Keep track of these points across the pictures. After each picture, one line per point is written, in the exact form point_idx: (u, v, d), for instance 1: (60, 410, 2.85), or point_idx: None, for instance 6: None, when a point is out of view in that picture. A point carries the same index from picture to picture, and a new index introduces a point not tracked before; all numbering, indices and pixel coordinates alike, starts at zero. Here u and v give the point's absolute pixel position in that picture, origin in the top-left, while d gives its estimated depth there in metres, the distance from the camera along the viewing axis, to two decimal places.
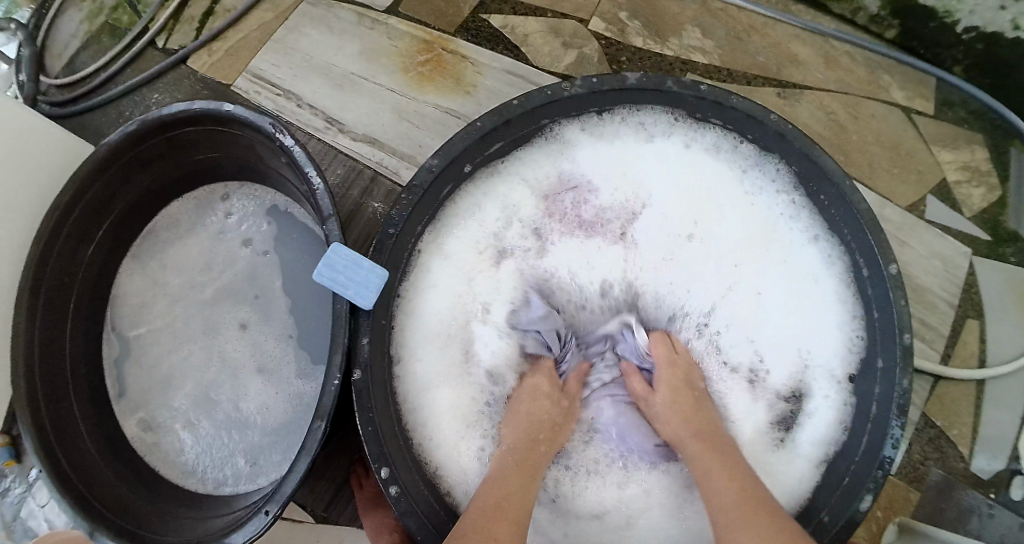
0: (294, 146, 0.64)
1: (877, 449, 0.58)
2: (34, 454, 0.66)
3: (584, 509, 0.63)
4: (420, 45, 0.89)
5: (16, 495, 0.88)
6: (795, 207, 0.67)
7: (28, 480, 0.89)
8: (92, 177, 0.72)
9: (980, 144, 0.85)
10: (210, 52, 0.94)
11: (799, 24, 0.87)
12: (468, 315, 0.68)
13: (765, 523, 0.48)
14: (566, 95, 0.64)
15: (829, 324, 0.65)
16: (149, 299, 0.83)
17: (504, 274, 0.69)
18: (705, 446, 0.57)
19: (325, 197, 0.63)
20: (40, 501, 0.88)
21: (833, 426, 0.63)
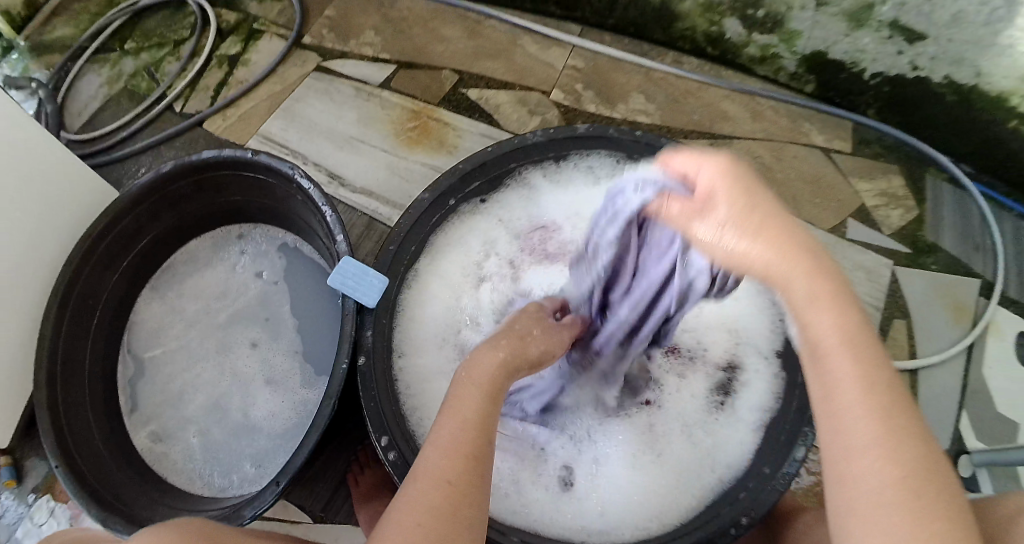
0: (310, 185, 0.76)
1: (806, 408, 0.67)
2: (51, 452, 0.72)
3: (559, 479, 0.71)
4: (409, 114, 1.02)
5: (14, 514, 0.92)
6: None
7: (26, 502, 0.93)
8: (123, 211, 0.82)
9: (895, 174, 0.98)
10: (224, 117, 1.06)
11: (728, 86, 1.01)
12: (454, 323, 0.77)
13: (892, 421, 0.38)
14: (530, 141, 0.77)
15: (757, 318, 0.76)
16: (165, 324, 0.91)
17: (485, 292, 0.80)
18: (838, 324, 0.41)
19: (337, 222, 0.74)
20: (37, 521, 0.91)
21: (760, 394, 0.72)
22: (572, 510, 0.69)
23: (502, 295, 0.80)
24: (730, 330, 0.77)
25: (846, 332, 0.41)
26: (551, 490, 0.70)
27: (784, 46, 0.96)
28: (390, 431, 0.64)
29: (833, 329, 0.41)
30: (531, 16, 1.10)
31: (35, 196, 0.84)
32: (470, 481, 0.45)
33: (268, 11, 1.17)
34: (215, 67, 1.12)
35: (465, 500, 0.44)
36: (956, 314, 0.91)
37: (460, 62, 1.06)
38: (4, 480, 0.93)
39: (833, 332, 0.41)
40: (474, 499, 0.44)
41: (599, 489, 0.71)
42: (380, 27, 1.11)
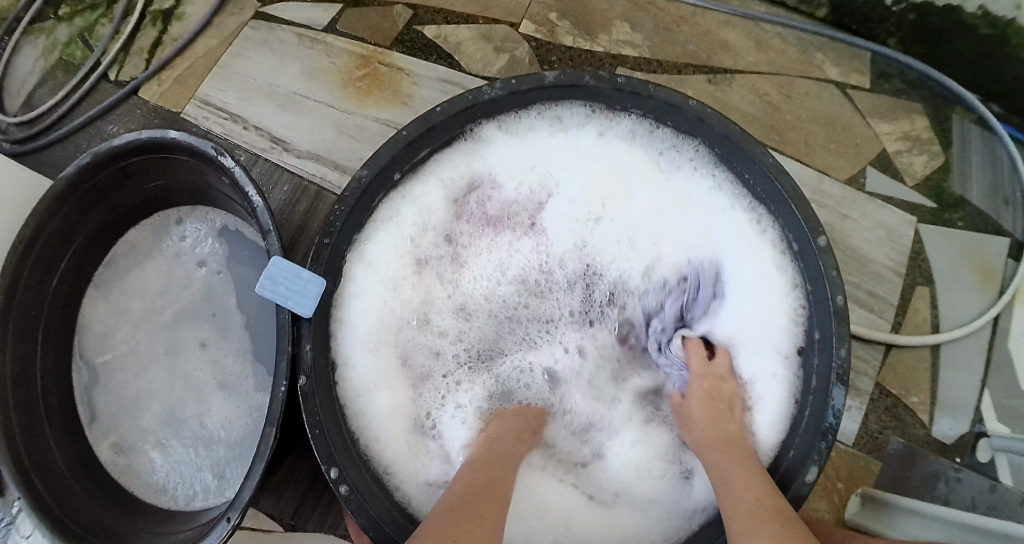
0: (235, 167, 0.67)
1: (824, 400, 0.59)
2: (14, 483, 0.68)
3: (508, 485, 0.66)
4: (358, 60, 0.88)
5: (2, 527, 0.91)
6: (719, 184, 0.68)
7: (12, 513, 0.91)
8: (49, 213, 0.74)
9: (919, 113, 0.84)
10: (160, 82, 0.94)
11: (728, 10, 0.87)
12: (408, 318, 0.69)
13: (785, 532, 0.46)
14: (487, 98, 0.65)
15: (752, 303, 0.67)
16: (114, 325, 0.85)
17: (427, 276, 0.70)
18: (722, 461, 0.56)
19: (266, 214, 0.65)
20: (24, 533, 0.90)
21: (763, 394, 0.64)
22: (564, 521, 0.65)
23: (450, 294, 0.71)
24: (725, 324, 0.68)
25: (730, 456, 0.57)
26: (541, 501, 0.65)
27: None
28: (338, 461, 0.58)
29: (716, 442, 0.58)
30: None
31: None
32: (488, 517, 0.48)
33: None
34: (149, 26, 1.00)
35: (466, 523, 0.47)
36: (981, 281, 0.81)
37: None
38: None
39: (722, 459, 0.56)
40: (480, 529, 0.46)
41: (583, 503, 0.66)
42: None
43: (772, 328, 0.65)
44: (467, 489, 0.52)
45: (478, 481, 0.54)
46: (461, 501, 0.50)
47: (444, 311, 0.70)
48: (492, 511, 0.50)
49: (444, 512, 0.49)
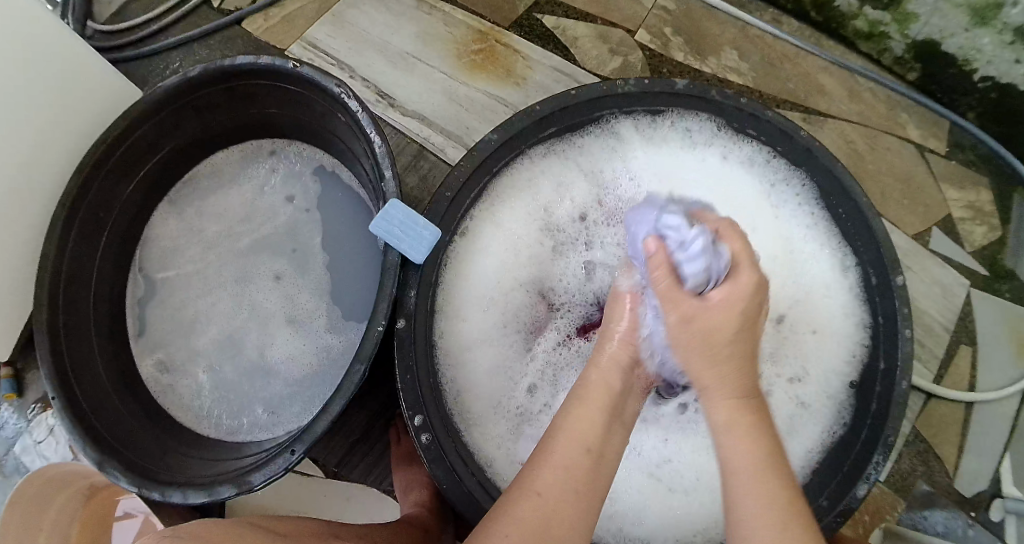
0: (359, 108, 0.65)
1: (875, 441, 0.61)
2: (49, 380, 0.67)
3: None
4: (475, 35, 0.91)
5: (13, 427, 0.88)
6: (816, 221, 0.70)
7: (25, 416, 0.88)
8: (144, 116, 0.73)
9: (986, 187, 0.90)
10: (266, 17, 0.94)
11: (828, 58, 0.92)
12: (507, 286, 0.69)
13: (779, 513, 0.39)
14: (620, 91, 0.67)
15: (831, 345, 0.68)
16: (181, 244, 0.84)
17: (546, 249, 0.70)
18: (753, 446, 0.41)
19: (383, 156, 0.64)
20: (36, 437, 0.87)
21: (813, 421, 0.66)
22: (604, 510, 0.64)
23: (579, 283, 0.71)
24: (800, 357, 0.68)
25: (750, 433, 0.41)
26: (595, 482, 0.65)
27: (895, 27, 0.87)
28: (424, 410, 0.59)
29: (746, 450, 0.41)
30: None
31: (43, 91, 0.74)
32: (576, 479, 0.43)
33: None
34: None
35: (570, 506, 0.42)
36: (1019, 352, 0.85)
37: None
38: (4, 393, 0.87)
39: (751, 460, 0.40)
40: (575, 504, 0.42)
41: (628, 493, 0.65)
42: None
43: (837, 374, 0.67)
44: (566, 446, 0.45)
45: (571, 425, 0.47)
46: (562, 469, 0.44)
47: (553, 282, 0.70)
48: (595, 473, 0.45)
49: (540, 485, 0.43)
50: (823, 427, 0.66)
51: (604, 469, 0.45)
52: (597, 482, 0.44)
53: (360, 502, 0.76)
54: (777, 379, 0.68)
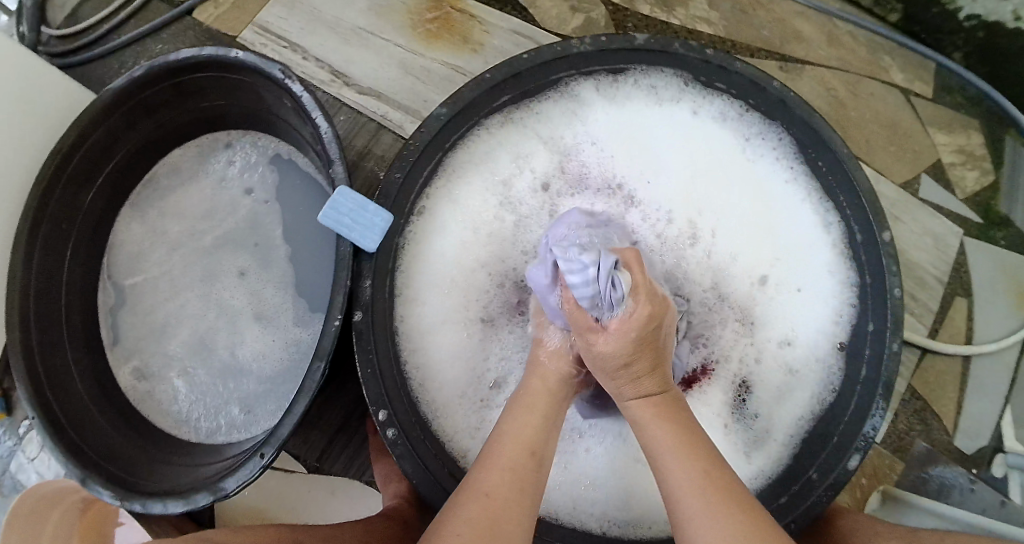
0: (302, 92, 0.62)
1: (866, 409, 0.58)
2: (26, 401, 0.65)
3: None
4: (430, 3, 0.87)
5: (7, 446, 0.87)
6: (794, 174, 0.66)
7: (18, 434, 0.88)
8: (94, 123, 0.70)
9: (976, 129, 0.85)
10: (216, 4, 0.91)
11: (804, 1, 0.87)
12: (473, 266, 0.66)
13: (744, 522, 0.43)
14: (575, 52, 0.63)
15: (815, 305, 0.64)
16: (148, 248, 0.82)
17: (510, 223, 0.68)
18: (686, 474, 0.46)
19: (332, 143, 0.61)
20: (29, 455, 0.87)
21: (803, 386, 0.63)
22: (586, 496, 0.61)
23: None
24: (788, 318, 0.65)
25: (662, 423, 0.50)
26: (577, 467, 0.62)
27: None
28: (388, 403, 0.57)
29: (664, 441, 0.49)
30: None
31: None
32: (522, 480, 0.47)
33: None
34: None
35: (514, 502, 0.46)
36: (1017, 300, 0.82)
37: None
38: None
39: (687, 470, 0.46)
40: (520, 503, 0.46)
41: (612, 475, 0.61)
42: None
43: (826, 333, 0.64)
44: (510, 449, 0.49)
45: (516, 430, 0.51)
46: (510, 475, 0.47)
47: (518, 257, 0.67)
48: (536, 475, 0.48)
49: (487, 486, 0.46)
50: (812, 396, 0.63)
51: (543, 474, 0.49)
52: (534, 489, 0.48)
53: (346, 495, 0.76)
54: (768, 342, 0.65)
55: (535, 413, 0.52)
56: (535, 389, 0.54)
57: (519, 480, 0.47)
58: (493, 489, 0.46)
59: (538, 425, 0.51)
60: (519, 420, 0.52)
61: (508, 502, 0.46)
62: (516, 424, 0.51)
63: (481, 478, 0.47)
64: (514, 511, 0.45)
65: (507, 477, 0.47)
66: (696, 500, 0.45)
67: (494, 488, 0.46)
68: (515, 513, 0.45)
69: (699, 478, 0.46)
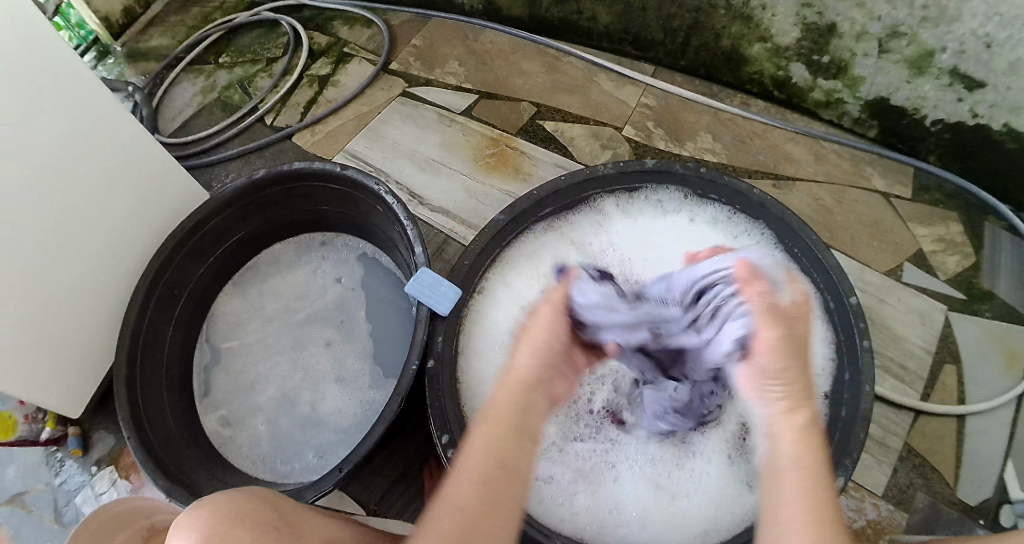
0: (395, 203, 0.79)
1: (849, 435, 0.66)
2: (125, 423, 0.79)
3: (568, 491, 0.70)
4: (488, 141, 1.06)
5: (75, 481, 0.96)
6: (776, 262, 0.77)
7: (90, 471, 0.97)
8: (215, 212, 0.89)
9: (955, 220, 0.97)
10: (313, 133, 1.11)
11: (792, 129, 1.04)
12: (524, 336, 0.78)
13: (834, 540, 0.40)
14: (600, 172, 0.79)
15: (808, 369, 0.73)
16: (245, 319, 0.99)
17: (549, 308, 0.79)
18: (800, 489, 0.42)
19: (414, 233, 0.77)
20: (96, 491, 0.96)
21: None
22: (610, 520, 0.68)
23: None
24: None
25: (806, 437, 0.45)
26: (601, 494, 0.70)
27: (848, 91, 0.98)
28: (451, 430, 0.67)
29: (795, 452, 0.44)
30: (608, 55, 1.14)
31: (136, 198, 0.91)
32: (495, 492, 0.45)
33: (357, 37, 1.21)
34: (306, 86, 1.16)
35: (485, 513, 0.44)
36: (1007, 363, 0.90)
37: (538, 95, 1.10)
38: (71, 449, 0.97)
39: (796, 461, 0.43)
40: (496, 513, 0.45)
41: (634, 504, 0.70)
42: (464, 58, 1.15)
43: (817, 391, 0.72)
44: (476, 457, 0.47)
45: (495, 434, 0.48)
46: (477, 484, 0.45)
47: None
48: (511, 483, 0.46)
49: (456, 498, 0.45)
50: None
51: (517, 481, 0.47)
52: (514, 487, 0.46)
53: None
54: None
55: (505, 423, 0.48)
56: (515, 382, 0.51)
57: (491, 487, 0.45)
58: (462, 503, 0.44)
59: (513, 424, 0.48)
60: (499, 422, 0.49)
61: (507, 495, 0.46)
62: (493, 428, 0.48)
63: (446, 489, 0.46)
64: (512, 510, 0.45)
65: (502, 483, 0.46)
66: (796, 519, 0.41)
67: (462, 503, 0.45)
68: (512, 512, 0.45)
69: (807, 485, 0.43)
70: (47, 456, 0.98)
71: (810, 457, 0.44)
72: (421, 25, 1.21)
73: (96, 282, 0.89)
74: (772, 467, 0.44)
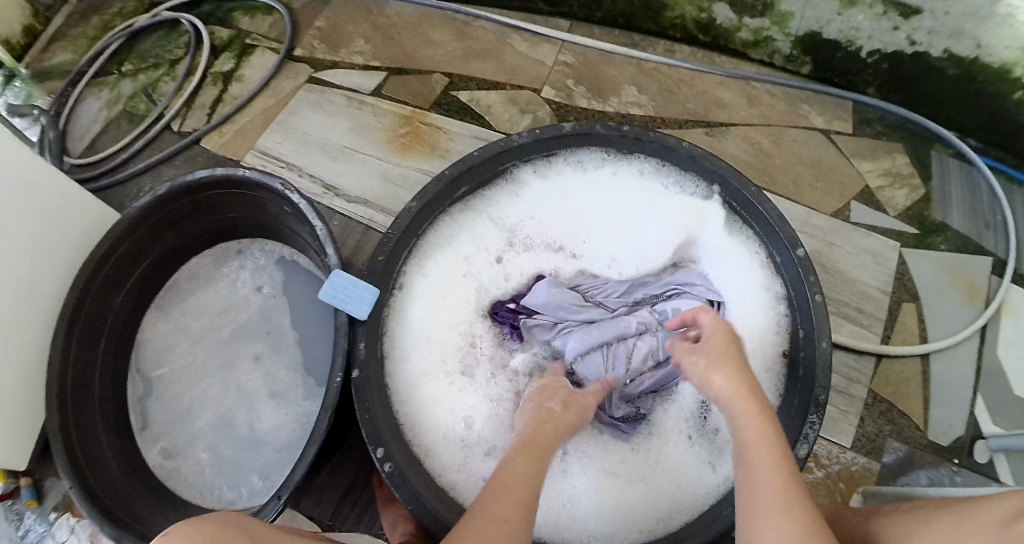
0: (301, 200, 0.73)
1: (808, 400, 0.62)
2: (67, 476, 0.72)
3: None
4: (401, 120, 1.00)
5: (35, 533, 0.89)
6: (705, 210, 0.75)
7: (49, 520, 0.90)
8: (126, 232, 0.82)
9: (900, 152, 0.94)
10: (220, 134, 1.04)
11: (723, 72, 0.99)
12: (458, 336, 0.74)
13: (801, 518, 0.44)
14: (516, 143, 0.73)
15: (756, 326, 0.70)
16: (172, 342, 0.92)
17: (471, 292, 0.76)
18: (767, 474, 0.47)
19: (326, 236, 0.72)
20: (60, 539, 0.89)
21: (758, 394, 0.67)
22: (565, 514, 0.65)
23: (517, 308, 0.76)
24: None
25: (764, 423, 0.51)
26: (553, 489, 0.66)
27: (776, 29, 0.94)
28: (385, 442, 0.63)
29: (757, 433, 0.50)
30: (520, 14, 1.08)
31: (44, 227, 0.83)
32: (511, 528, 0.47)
33: (258, 26, 1.13)
34: (209, 84, 1.09)
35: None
36: (967, 296, 0.88)
37: (449, 65, 1.04)
38: (25, 501, 0.90)
39: (759, 442, 0.50)
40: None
41: (589, 493, 0.66)
42: (371, 34, 1.09)
43: (769, 345, 0.69)
44: (500, 498, 0.49)
45: (523, 470, 0.52)
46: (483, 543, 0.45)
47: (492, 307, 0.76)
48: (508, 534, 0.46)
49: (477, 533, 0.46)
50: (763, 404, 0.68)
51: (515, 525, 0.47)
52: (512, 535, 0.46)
53: None
54: None
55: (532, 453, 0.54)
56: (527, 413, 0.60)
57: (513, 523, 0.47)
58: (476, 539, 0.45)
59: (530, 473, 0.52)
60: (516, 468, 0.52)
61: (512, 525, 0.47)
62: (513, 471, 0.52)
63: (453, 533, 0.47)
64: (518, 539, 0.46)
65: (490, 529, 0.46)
66: (771, 515, 0.45)
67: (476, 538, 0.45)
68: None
69: (773, 473, 0.47)
70: (6, 512, 0.90)
71: (768, 441, 0.50)
72: (321, 4, 1.13)
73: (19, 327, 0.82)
74: (739, 441, 0.51)
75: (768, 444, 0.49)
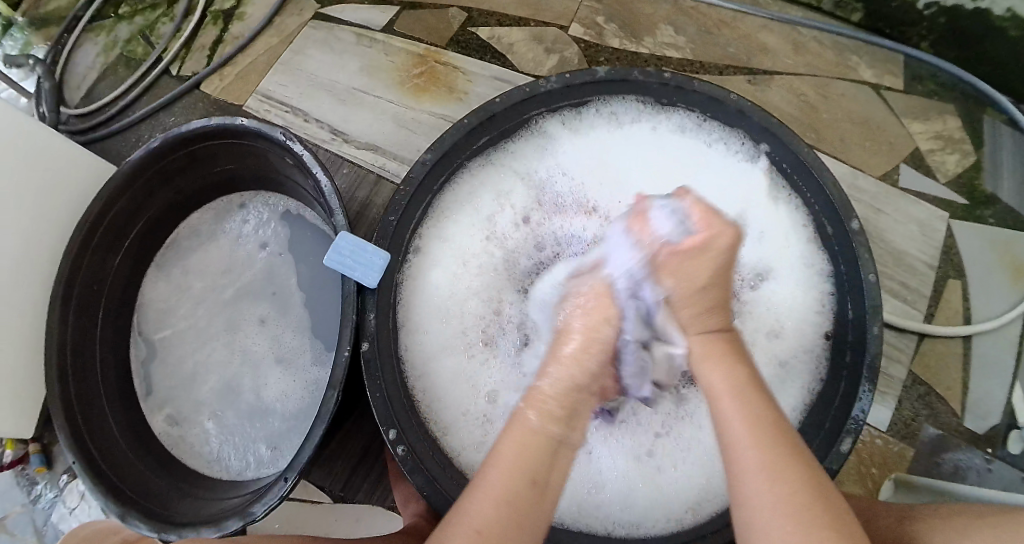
0: (303, 151, 0.68)
1: (853, 394, 0.59)
2: (68, 449, 0.70)
3: None
4: (415, 59, 0.93)
5: (47, 500, 0.87)
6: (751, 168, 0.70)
7: (59, 485, 0.88)
8: (117, 193, 0.77)
9: (952, 114, 0.88)
10: (221, 77, 0.98)
11: (765, 15, 0.92)
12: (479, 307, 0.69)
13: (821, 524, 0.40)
14: (543, 90, 0.67)
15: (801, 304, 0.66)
16: (173, 303, 0.88)
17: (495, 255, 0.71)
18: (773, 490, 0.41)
19: (332, 194, 0.66)
20: (70, 505, 0.86)
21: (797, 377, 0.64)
22: (590, 500, 0.63)
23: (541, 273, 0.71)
24: (774, 313, 0.67)
25: (757, 420, 0.44)
26: (579, 473, 0.63)
27: None
28: (397, 422, 0.60)
29: (747, 432, 0.44)
30: None
31: (36, 183, 0.79)
32: (523, 516, 0.44)
33: None
34: (210, 24, 1.02)
35: (507, 538, 0.43)
36: (1013, 276, 0.82)
37: None
38: (35, 468, 0.87)
39: (753, 442, 0.43)
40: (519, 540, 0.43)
41: (616, 479, 0.63)
42: None
43: (811, 324, 0.66)
44: (507, 478, 0.45)
45: (530, 453, 0.46)
46: (520, 474, 0.45)
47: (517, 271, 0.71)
48: (538, 507, 0.45)
49: (478, 520, 0.43)
50: (804, 385, 0.65)
51: (560, 458, 0.48)
52: (542, 504, 0.45)
53: (370, 521, 0.77)
54: (753, 337, 0.67)
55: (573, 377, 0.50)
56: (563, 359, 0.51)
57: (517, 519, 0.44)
58: (485, 524, 0.43)
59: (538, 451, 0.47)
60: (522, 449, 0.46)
61: (530, 518, 0.44)
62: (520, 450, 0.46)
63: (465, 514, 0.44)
64: (535, 525, 0.45)
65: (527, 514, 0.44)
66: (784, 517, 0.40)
67: (485, 523, 0.43)
68: (532, 533, 0.44)
69: (783, 482, 0.41)
70: (18, 477, 0.88)
71: (762, 436, 0.43)
72: None
73: (19, 290, 0.78)
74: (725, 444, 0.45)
75: (768, 431, 0.44)
